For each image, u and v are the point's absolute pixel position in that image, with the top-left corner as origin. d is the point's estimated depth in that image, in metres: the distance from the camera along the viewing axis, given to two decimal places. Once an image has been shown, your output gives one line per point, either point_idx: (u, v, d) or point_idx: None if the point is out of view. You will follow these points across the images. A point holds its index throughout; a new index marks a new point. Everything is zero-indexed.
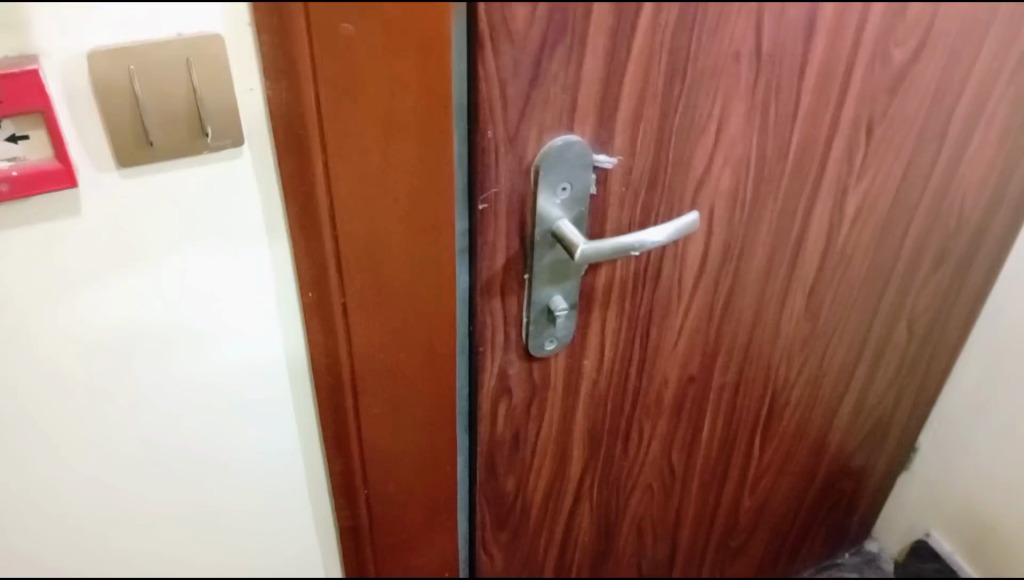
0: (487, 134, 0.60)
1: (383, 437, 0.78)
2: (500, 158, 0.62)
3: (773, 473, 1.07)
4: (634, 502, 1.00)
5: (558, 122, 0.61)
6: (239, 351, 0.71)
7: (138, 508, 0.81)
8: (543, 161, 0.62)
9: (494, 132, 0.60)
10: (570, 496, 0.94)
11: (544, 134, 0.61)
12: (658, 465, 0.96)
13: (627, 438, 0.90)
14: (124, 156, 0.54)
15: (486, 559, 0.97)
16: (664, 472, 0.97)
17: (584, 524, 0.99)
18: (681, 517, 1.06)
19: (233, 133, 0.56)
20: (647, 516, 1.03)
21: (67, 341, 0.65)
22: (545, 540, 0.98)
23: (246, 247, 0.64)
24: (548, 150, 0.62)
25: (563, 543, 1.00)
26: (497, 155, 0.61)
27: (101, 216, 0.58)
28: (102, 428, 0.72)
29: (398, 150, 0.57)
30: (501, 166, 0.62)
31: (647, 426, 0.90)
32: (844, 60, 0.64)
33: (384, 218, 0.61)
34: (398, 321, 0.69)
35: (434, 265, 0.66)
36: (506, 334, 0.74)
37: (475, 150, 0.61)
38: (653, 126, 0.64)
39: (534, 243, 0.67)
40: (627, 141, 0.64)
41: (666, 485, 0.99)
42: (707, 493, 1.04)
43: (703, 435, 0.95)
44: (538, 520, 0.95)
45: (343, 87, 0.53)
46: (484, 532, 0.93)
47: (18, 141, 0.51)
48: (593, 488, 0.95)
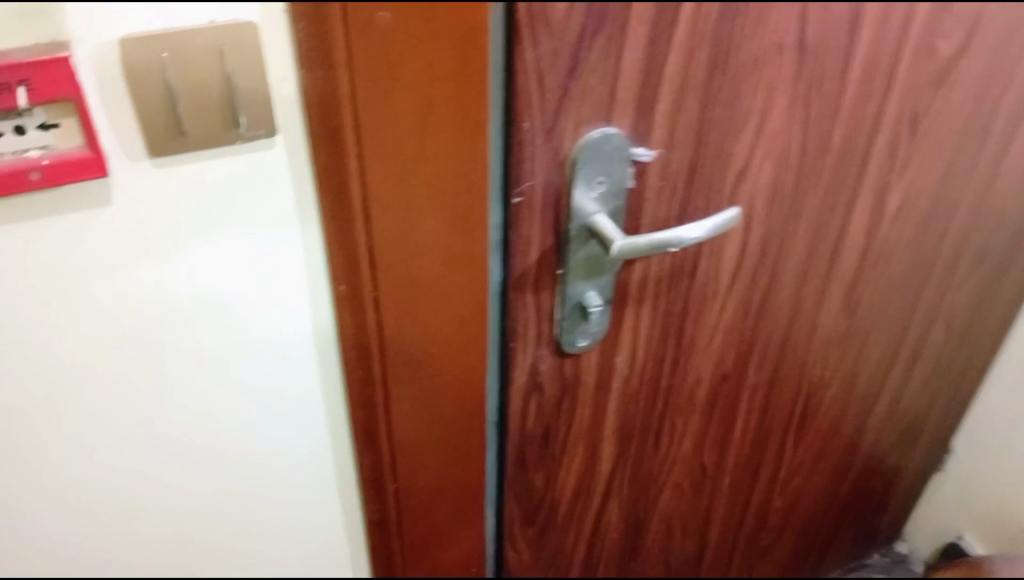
0: (524, 126, 0.59)
1: (413, 431, 0.77)
2: (536, 150, 0.60)
3: (806, 475, 1.04)
4: (664, 501, 0.98)
5: (596, 113, 0.60)
6: (268, 343, 0.71)
7: (168, 500, 0.81)
8: (580, 153, 0.61)
9: (531, 124, 0.59)
10: (599, 495, 0.93)
11: (581, 126, 0.60)
12: (689, 464, 0.94)
13: (658, 436, 0.89)
14: (156, 145, 0.53)
15: (514, 554, 0.96)
16: (695, 471, 0.96)
17: (612, 522, 0.98)
18: (711, 517, 1.04)
19: (266, 123, 0.55)
20: (677, 516, 1.01)
21: (96, 331, 0.64)
22: (573, 536, 0.97)
23: (278, 239, 0.63)
24: (585, 143, 0.61)
25: (591, 540, 0.99)
26: (533, 147, 0.60)
27: (133, 206, 0.57)
28: (131, 418, 0.72)
29: (433, 142, 0.56)
30: (537, 158, 0.61)
31: (679, 424, 0.88)
32: (890, 52, 0.62)
33: (418, 211, 0.60)
34: (429, 314, 0.68)
35: (467, 258, 0.65)
36: (538, 329, 0.73)
37: (511, 142, 0.60)
38: (694, 118, 0.62)
39: (569, 237, 0.66)
40: (667, 134, 0.62)
41: (698, 484, 0.98)
42: (738, 493, 1.02)
43: (735, 434, 0.93)
44: (566, 517, 0.94)
45: (378, 78, 0.52)
46: (512, 527, 0.93)
47: (49, 130, 0.51)
48: (623, 485, 0.93)
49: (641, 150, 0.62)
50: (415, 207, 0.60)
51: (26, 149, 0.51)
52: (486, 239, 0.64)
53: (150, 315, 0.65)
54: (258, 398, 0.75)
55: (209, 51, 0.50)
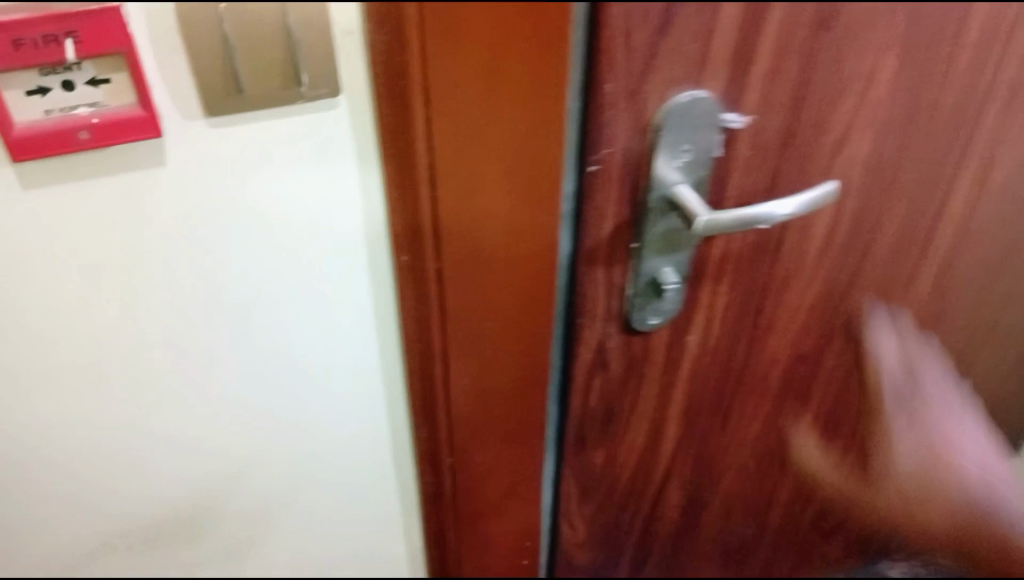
0: (606, 88, 0.54)
1: (471, 406, 0.74)
2: (618, 114, 0.55)
3: None
4: (728, 481, 0.94)
5: (686, 76, 0.54)
6: (323, 312, 0.67)
7: (219, 472, 0.79)
8: (665, 118, 0.56)
9: (614, 86, 0.54)
10: (661, 472, 0.89)
11: (669, 89, 0.55)
12: (756, 444, 0.90)
13: (727, 415, 0.85)
14: (212, 103, 0.50)
15: (569, 530, 0.93)
16: (761, 452, 0.91)
17: (673, 501, 0.94)
18: (775, 499, 1.00)
19: (328, 81, 0.51)
20: (739, 496, 0.97)
21: (148, 297, 0.62)
22: (631, 514, 0.94)
23: (339, 205, 0.60)
24: (671, 108, 0.55)
25: (649, 518, 0.96)
26: (615, 111, 0.55)
27: (188, 168, 0.54)
28: (184, 387, 0.69)
29: (507, 105, 0.51)
30: (618, 123, 0.56)
31: (748, 404, 0.84)
32: (1015, 9, 0.55)
33: (488, 180, 0.56)
34: (494, 287, 0.64)
35: (537, 230, 0.60)
36: (607, 306, 0.69)
37: (591, 106, 0.55)
38: (791, 82, 0.56)
39: (647, 209, 0.61)
40: (762, 99, 0.56)
41: (765, 464, 0.93)
42: (804, 476, 0.98)
43: (807, 416, 0.88)
44: (625, 495, 0.91)
45: (451, 32, 0.47)
46: (569, 504, 0.90)
47: (100, 86, 0.47)
48: (685, 463, 0.89)
49: (731, 117, 0.57)
50: (484, 174, 0.55)
51: (75, 107, 0.47)
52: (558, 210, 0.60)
53: (203, 282, 0.62)
54: (312, 368, 0.72)
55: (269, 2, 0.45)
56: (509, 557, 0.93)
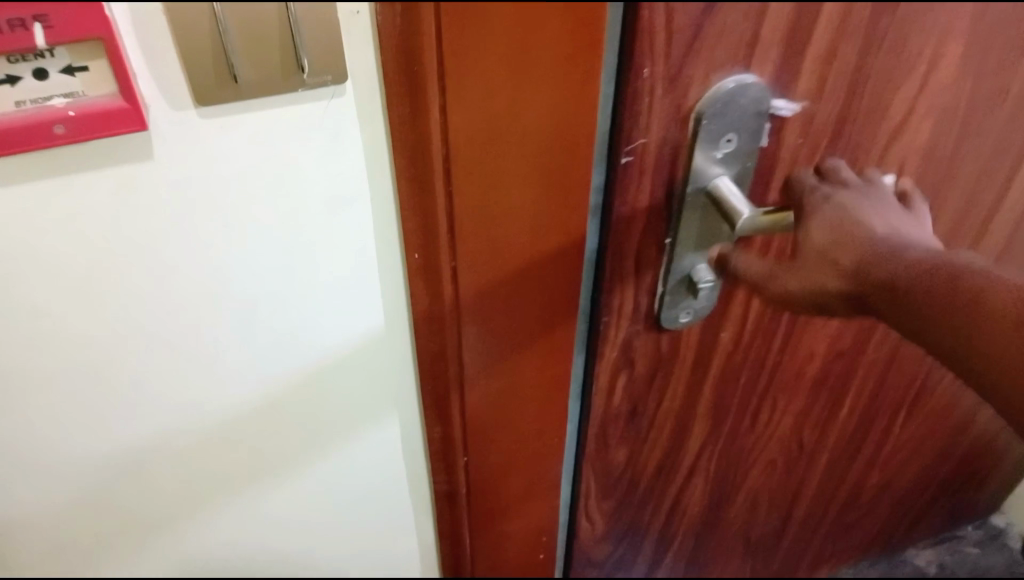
0: (643, 73, 0.48)
1: (487, 408, 0.69)
2: (655, 102, 0.50)
3: (913, 459, 0.93)
4: (754, 476, 0.90)
5: (733, 59, 0.48)
6: (329, 311, 0.62)
7: (224, 470, 0.75)
8: (708, 105, 0.50)
9: (652, 71, 0.48)
10: (684, 468, 0.85)
11: (713, 73, 0.49)
12: (785, 440, 0.85)
13: (758, 412, 0.80)
14: (204, 92, 0.44)
15: (587, 526, 0.89)
16: (790, 448, 0.86)
17: (696, 495, 0.90)
18: (801, 493, 0.95)
19: (333, 66, 0.45)
20: (764, 490, 0.93)
21: (140, 297, 0.57)
22: (652, 509, 0.89)
23: (346, 198, 0.54)
24: (716, 94, 0.50)
25: (670, 512, 0.91)
26: (652, 97, 0.50)
27: (179, 161, 0.49)
28: (181, 387, 0.65)
29: (533, 92, 0.46)
30: (655, 111, 0.50)
31: (780, 401, 0.79)
32: None
33: (510, 175, 0.50)
34: (516, 290, 0.59)
35: (562, 227, 0.55)
36: (635, 304, 0.64)
37: (626, 92, 0.49)
38: (849, 66, 0.50)
39: (683, 204, 0.56)
40: (816, 85, 0.51)
41: (794, 460, 0.89)
42: (834, 471, 0.92)
43: (841, 412, 0.83)
44: (647, 491, 0.86)
45: (470, 13, 0.42)
46: (587, 501, 0.85)
47: (75, 74, 0.41)
48: (710, 459, 0.85)
49: (782, 104, 0.51)
50: (506, 170, 0.50)
51: (49, 97, 0.42)
52: (586, 206, 0.54)
53: (200, 281, 0.57)
54: (318, 367, 0.67)
55: None
56: (524, 552, 0.89)
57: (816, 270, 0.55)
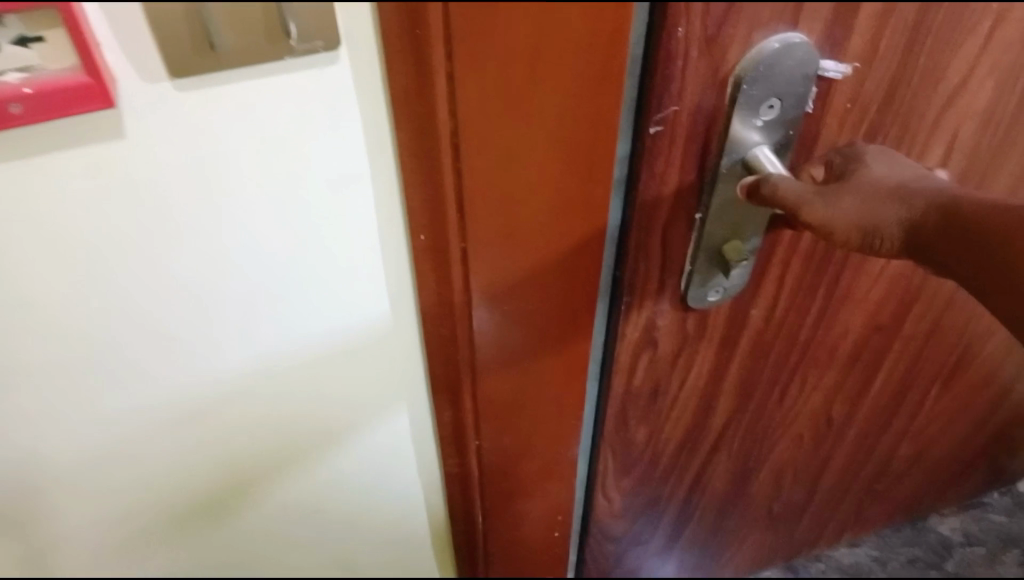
0: (677, 32, 0.42)
1: (501, 392, 0.65)
2: (690, 64, 0.44)
3: (947, 432, 0.88)
4: (780, 450, 0.86)
5: (778, 16, 0.42)
6: (330, 294, 0.58)
7: (225, 452, 0.71)
8: (750, 67, 0.44)
9: (688, 29, 0.42)
10: (707, 445, 0.81)
11: (755, 32, 0.43)
12: (814, 416, 0.81)
13: (787, 388, 0.75)
14: (181, 67, 0.39)
15: (605, 503, 0.86)
16: (819, 423, 0.82)
17: (719, 470, 0.86)
18: (829, 466, 0.91)
19: (323, 31, 0.40)
20: (790, 464, 0.89)
21: (125, 285, 0.52)
22: (673, 484, 0.86)
23: (344, 174, 0.49)
24: (759, 55, 0.44)
25: (692, 487, 0.88)
26: (686, 58, 0.44)
27: (157, 140, 0.44)
28: (175, 376, 0.61)
29: (552, 58, 0.41)
30: (688, 74, 0.45)
31: (811, 377, 0.74)
32: None
33: (525, 151, 0.45)
34: (534, 273, 0.54)
35: (583, 204, 0.50)
36: (661, 281, 0.59)
37: (658, 54, 0.44)
38: (909, 21, 0.44)
39: (717, 174, 0.50)
40: (872, 44, 0.45)
41: (822, 434, 0.84)
42: (864, 444, 0.88)
43: (875, 387, 0.78)
44: (668, 467, 0.83)
45: None
46: (605, 478, 0.82)
47: (31, 46, 0.36)
48: (735, 435, 0.81)
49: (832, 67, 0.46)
50: (524, 146, 0.45)
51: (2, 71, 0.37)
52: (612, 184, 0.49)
53: (189, 267, 0.52)
54: (320, 352, 0.63)
55: None
56: (540, 531, 0.86)
57: (881, 199, 0.48)
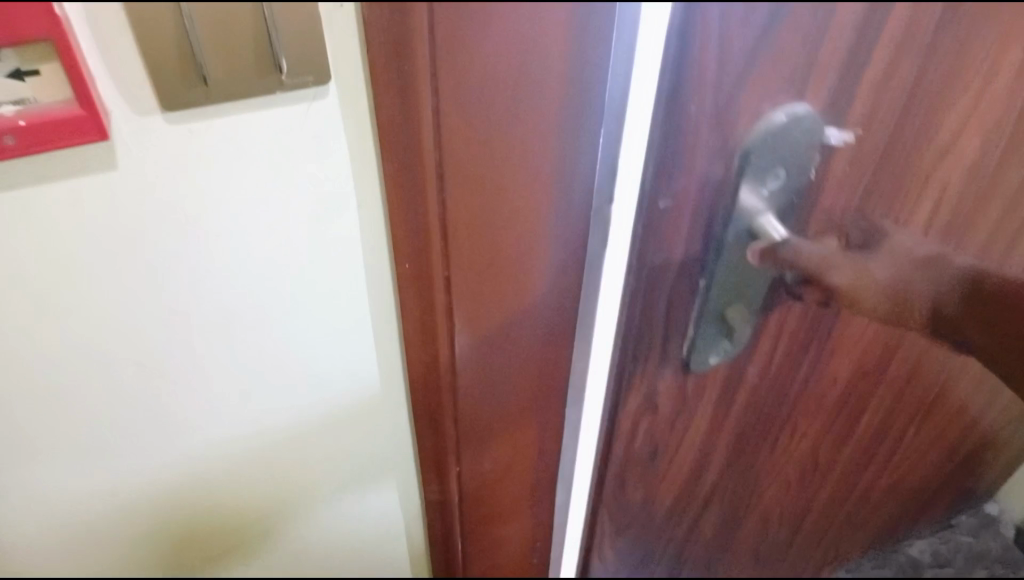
0: (690, 108, 0.45)
1: (482, 419, 0.65)
2: (701, 137, 0.46)
3: (928, 480, 0.87)
4: (769, 494, 0.88)
5: (782, 78, 0.44)
6: (314, 322, 0.58)
7: (204, 480, 0.71)
8: (759, 139, 0.46)
9: (699, 106, 0.45)
10: (705, 491, 0.84)
11: (760, 100, 0.45)
12: (801, 460, 0.82)
13: (780, 432, 0.76)
14: (170, 99, 0.40)
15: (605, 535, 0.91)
16: (807, 465, 0.83)
17: (712, 511, 0.89)
18: (812, 507, 0.91)
19: (314, 68, 0.41)
20: (778, 507, 0.91)
21: (109, 317, 0.52)
22: (673, 524, 0.90)
23: (331, 203, 0.50)
24: (768, 127, 0.46)
25: (688, 526, 0.91)
26: (696, 125, 0.46)
27: (146, 171, 0.44)
28: (157, 404, 0.60)
29: (535, 99, 0.42)
30: (699, 147, 0.47)
31: (801, 426, 0.76)
32: None
33: (507, 181, 0.46)
34: (515, 301, 0.55)
35: (561, 230, 0.51)
36: (665, 343, 0.61)
37: (673, 123, 0.46)
38: (908, 81, 0.45)
39: (723, 243, 0.52)
40: (873, 106, 0.46)
41: (809, 473, 0.85)
42: (847, 487, 0.88)
43: (858, 432, 0.78)
44: (668, 508, 0.86)
45: (463, 11, 0.38)
46: (602, 514, 0.87)
47: (25, 79, 0.37)
48: (729, 479, 0.84)
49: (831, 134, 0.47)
50: (507, 177, 0.46)
51: None
52: (589, 212, 0.51)
53: (174, 296, 0.52)
54: (301, 380, 0.63)
55: None
56: (518, 555, 0.86)
57: (912, 270, 0.55)
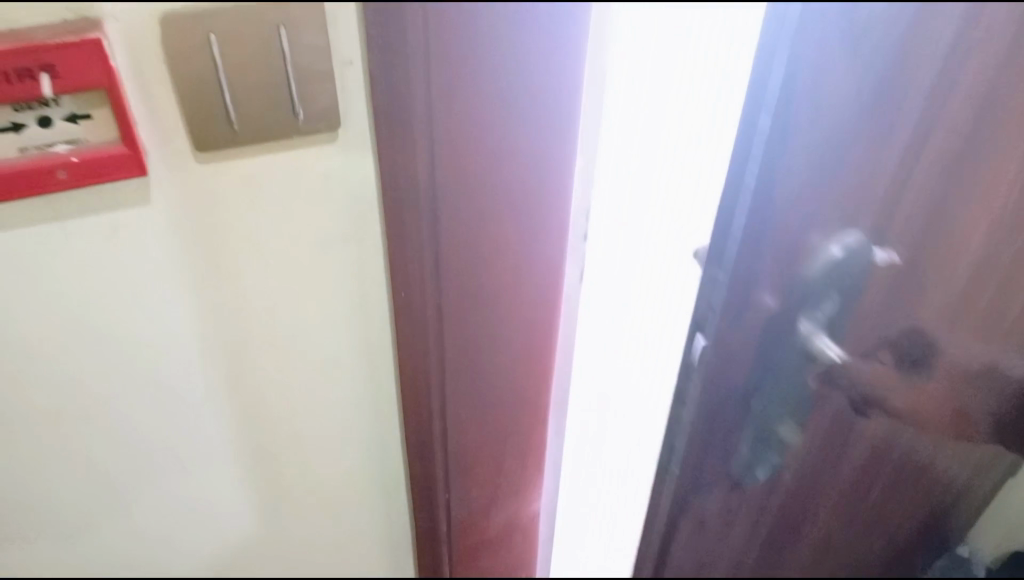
0: (763, 237, 0.54)
1: (469, 440, 0.70)
2: (770, 263, 0.55)
3: None
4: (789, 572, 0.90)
5: (832, 205, 0.52)
6: (317, 352, 0.63)
7: (206, 512, 0.74)
8: (816, 263, 0.55)
9: (771, 237, 0.54)
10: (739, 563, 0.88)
11: (811, 222, 0.54)
12: (819, 538, 0.84)
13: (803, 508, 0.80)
14: (202, 140, 0.46)
15: None
16: (823, 544, 0.85)
17: None
18: None
19: (325, 114, 0.47)
20: None
21: (131, 340, 0.57)
22: None
23: (336, 239, 0.55)
24: (825, 254, 0.54)
25: None
26: (765, 249, 0.54)
27: (175, 206, 0.50)
28: (168, 431, 0.65)
29: (514, 136, 0.50)
30: (768, 272, 0.56)
31: (821, 503, 0.79)
32: None
33: (490, 207, 0.53)
34: (501, 317, 0.61)
35: (538, 254, 0.58)
36: (726, 437, 0.70)
37: (744, 253, 0.55)
38: (941, 213, 0.54)
39: (782, 350, 0.60)
40: (911, 232, 0.55)
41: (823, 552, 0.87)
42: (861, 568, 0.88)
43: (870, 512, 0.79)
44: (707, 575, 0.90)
45: (451, 59, 0.45)
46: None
47: (79, 122, 0.43)
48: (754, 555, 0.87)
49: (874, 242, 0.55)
50: (490, 204, 0.53)
51: (52, 144, 0.43)
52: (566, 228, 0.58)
53: (191, 322, 0.57)
54: (301, 408, 0.67)
55: (263, 26, 0.42)
56: None
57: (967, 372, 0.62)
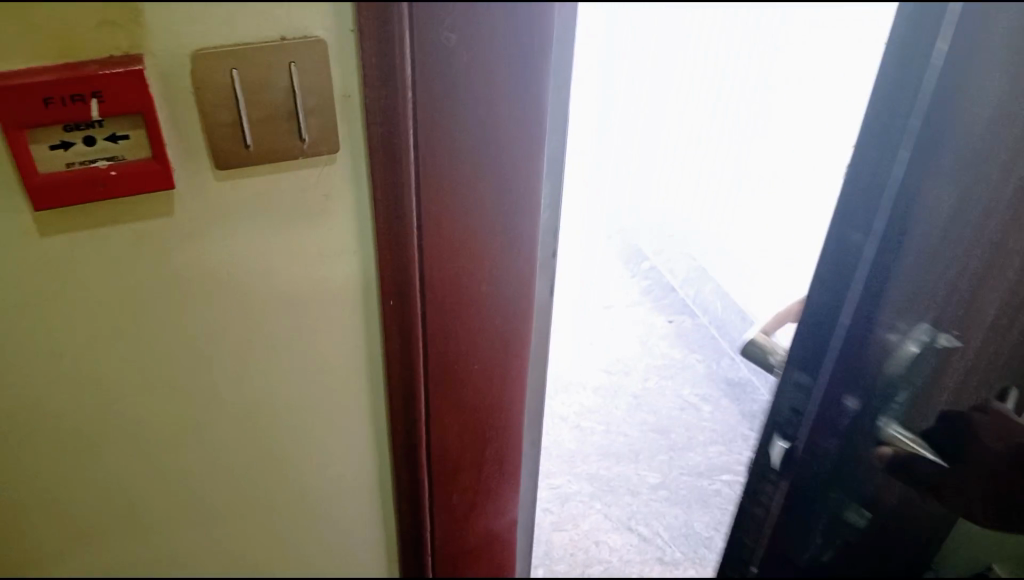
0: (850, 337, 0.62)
1: (452, 444, 0.76)
2: (851, 361, 0.63)
3: None
4: None
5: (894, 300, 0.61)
6: (315, 363, 0.69)
7: (204, 521, 0.79)
8: (885, 357, 0.63)
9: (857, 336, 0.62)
10: None
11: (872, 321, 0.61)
12: None
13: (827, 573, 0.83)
14: (221, 158, 0.54)
15: None
16: None
17: None
18: None
19: (326, 139, 0.55)
20: None
21: (148, 344, 0.64)
22: None
23: (332, 253, 0.62)
24: (895, 352, 0.62)
25: None
26: (842, 346, 0.62)
27: (194, 218, 0.57)
28: (174, 431, 0.71)
29: (491, 161, 0.58)
30: (840, 372, 0.63)
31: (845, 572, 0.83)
32: None
33: (468, 223, 0.61)
34: (479, 324, 0.68)
35: (512, 271, 0.65)
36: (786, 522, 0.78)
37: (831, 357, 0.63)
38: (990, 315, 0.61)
39: (859, 431, 0.67)
40: (965, 332, 0.62)
41: None
42: None
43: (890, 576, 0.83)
44: None
45: (435, 93, 0.53)
46: None
47: (119, 141, 0.51)
48: None
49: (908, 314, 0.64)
50: (468, 220, 0.61)
51: (94, 160, 0.51)
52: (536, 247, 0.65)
53: (201, 329, 0.64)
54: (297, 419, 0.73)
55: (277, 64, 0.51)
56: None
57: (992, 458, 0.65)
